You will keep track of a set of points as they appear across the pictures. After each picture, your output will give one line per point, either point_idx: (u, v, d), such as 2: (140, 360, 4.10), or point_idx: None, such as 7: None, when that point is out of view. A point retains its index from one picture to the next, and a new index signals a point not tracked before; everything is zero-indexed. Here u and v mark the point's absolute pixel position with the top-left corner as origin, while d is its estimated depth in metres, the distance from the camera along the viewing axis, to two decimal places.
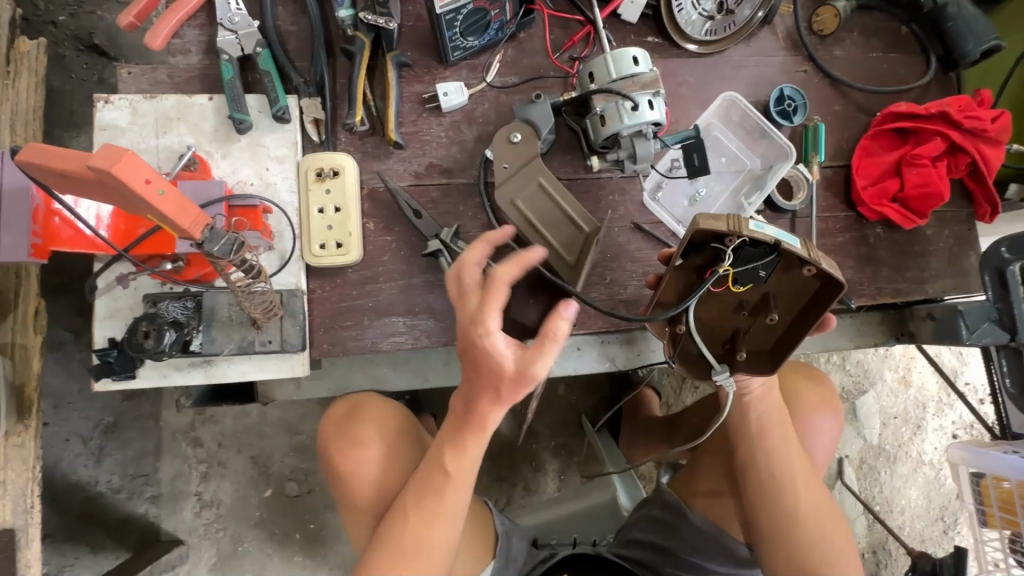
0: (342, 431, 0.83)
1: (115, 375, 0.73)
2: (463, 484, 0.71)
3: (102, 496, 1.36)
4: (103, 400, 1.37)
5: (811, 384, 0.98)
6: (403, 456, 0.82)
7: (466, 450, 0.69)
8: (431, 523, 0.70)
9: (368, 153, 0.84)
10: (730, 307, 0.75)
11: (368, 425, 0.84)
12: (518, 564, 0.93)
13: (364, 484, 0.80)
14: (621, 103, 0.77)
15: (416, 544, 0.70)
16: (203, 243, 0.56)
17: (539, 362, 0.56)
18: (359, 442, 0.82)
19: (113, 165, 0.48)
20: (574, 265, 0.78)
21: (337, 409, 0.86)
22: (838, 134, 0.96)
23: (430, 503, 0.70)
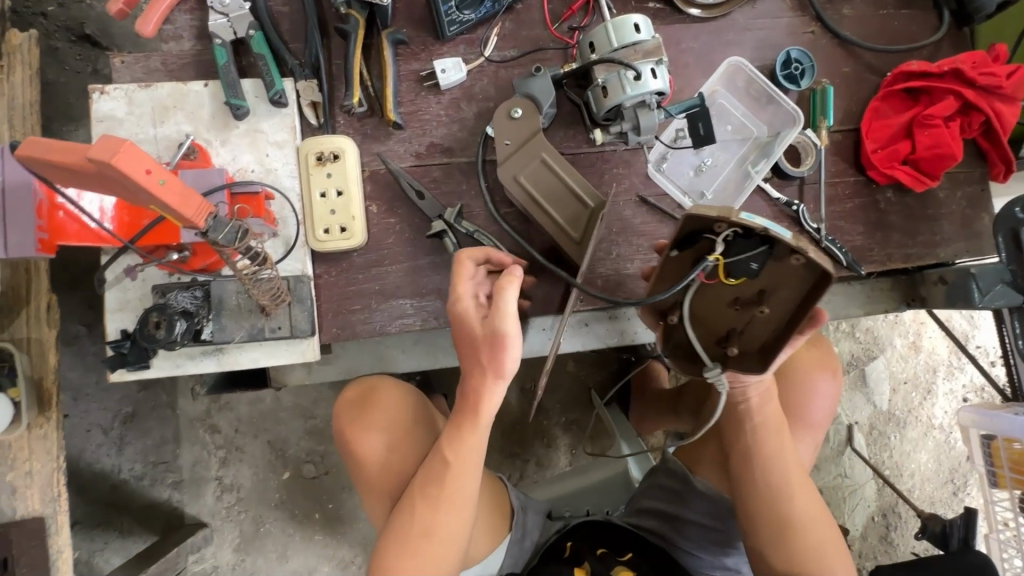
0: (353, 417, 0.84)
1: (130, 366, 0.74)
2: (470, 467, 0.72)
3: (127, 483, 1.40)
4: (121, 391, 1.40)
5: (808, 346, 0.95)
6: (415, 439, 0.83)
7: (471, 435, 0.71)
8: (438, 510, 0.71)
9: (367, 135, 0.83)
10: (726, 299, 0.74)
11: (379, 410, 0.84)
12: (534, 535, 0.95)
13: (378, 467, 0.81)
14: (624, 73, 0.76)
15: (422, 531, 0.71)
16: (208, 232, 0.56)
17: (494, 315, 0.63)
18: (371, 427, 0.83)
19: (114, 156, 0.47)
20: (580, 241, 0.77)
21: (350, 393, 0.87)
22: (848, 97, 0.93)
23: (435, 488, 0.72)
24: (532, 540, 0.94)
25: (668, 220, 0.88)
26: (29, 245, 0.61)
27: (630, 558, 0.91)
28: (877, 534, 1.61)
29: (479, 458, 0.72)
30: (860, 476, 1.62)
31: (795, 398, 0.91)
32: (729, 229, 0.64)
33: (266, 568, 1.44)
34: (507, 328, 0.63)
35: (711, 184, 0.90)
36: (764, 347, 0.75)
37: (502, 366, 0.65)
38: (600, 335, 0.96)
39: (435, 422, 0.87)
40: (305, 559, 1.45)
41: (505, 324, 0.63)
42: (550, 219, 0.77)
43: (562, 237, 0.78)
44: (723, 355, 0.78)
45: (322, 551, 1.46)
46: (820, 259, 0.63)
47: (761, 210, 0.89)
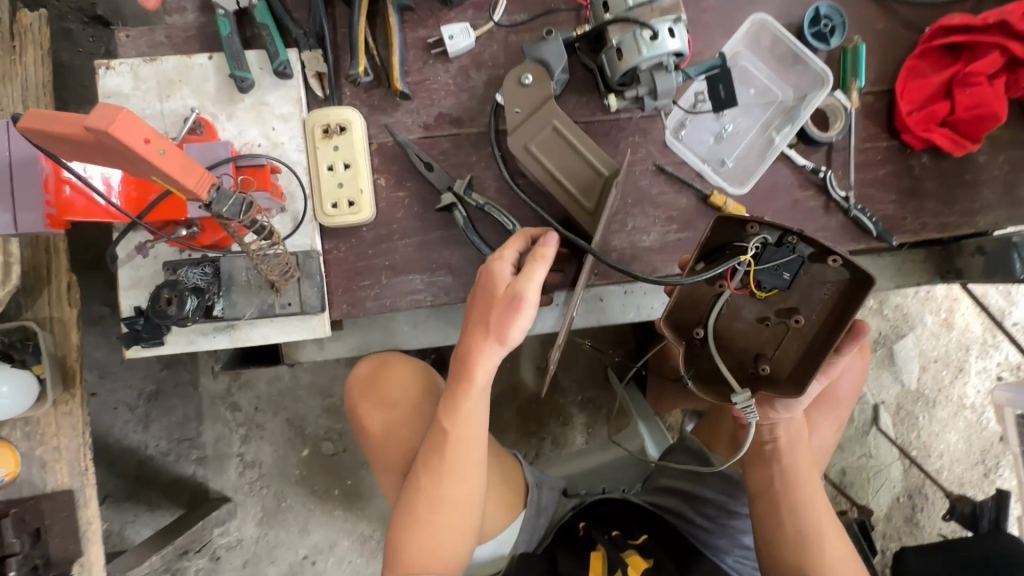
0: (362, 391, 0.85)
1: (145, 342, 0.75)
2: (470, 438, 0.70)
3: (154, 459, 1.44)
4: (144, 369, 1.43)
5: None
6: (422, 412, 0.82)
7: (464, 405, 0.69)
8: (441, 481, 0.70)
9: (375, 107, 0.81)
10: (756, 316, 0.73)
11: (388, 384, 0.84)
12: (549, 512, 0.94)
13: (389, 442, 0.82)
14: (640, 33, 0.72)
15: (428, 505, 0.70)
16: (212, 204, 0.55)
17: (526, 279, 0.63)
18: (379, 401, 0.83)
19: (109, 124, 0.46)
20: (593, 212, 0.74)
21: (361, 366, 0.87)
22: (882, 55, 0.87)
23: (436, 461, 0.71)
24: (547, 518, 0.93)
25: (687, 190, 0.84)
26: (36, 220, 0.61)
27: (643, 541, 0.89)
28: (902, 515, 1.57)
29: (480, 427, 0.71)
30: (885, 456, 1.58)
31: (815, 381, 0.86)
32: (762, 228, 0.67)
33: (289, 542, 1.48)
34: (528, 295, 0.63)
35: (732, 151, 0.86)
36: (797, 367, 0.71)
37: (507, 334, 0.65)
38: (616, 310, 0.93)
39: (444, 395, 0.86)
40: (326, 534, 1.49)
41: (528, 290, 0.63)
42: (562, 188, 0.74)
43: (575, 208, 0.75)
44: (752, 378, 0.74)
45: (342, 525, 1.49)
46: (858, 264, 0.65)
47: (785, 178, 0.85)
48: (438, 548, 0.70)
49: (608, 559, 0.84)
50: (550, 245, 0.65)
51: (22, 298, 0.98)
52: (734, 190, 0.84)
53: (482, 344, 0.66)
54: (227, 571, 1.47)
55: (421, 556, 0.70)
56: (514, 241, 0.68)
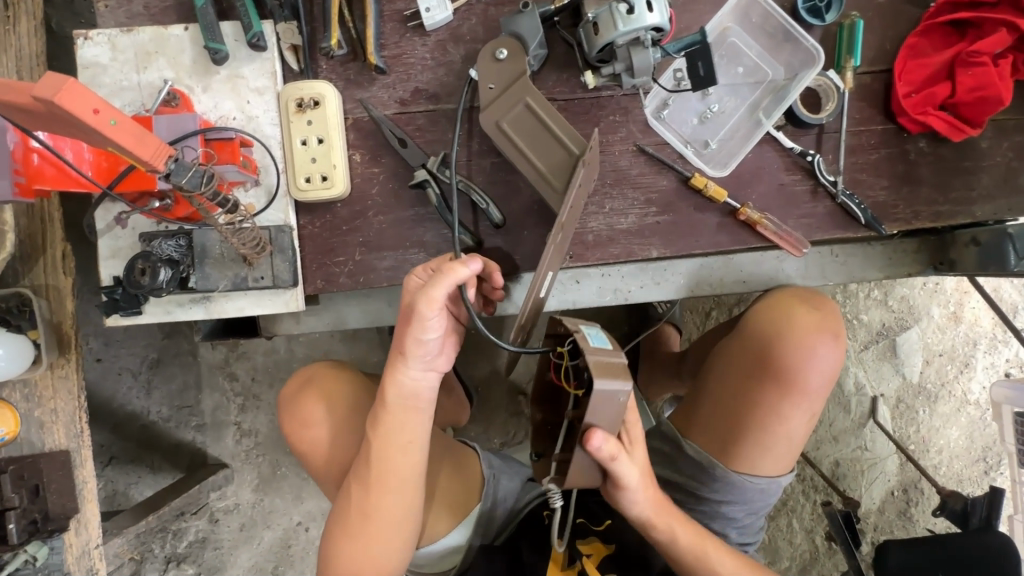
0: (290, 410, 0.86)
1: (123, 311, 0.77)
2: (394, 451, 0.71)
3: (156, 424, 1.50)
4: (146, 338, 1.48)
5: (809, 308, 0.83)
6: (355, 421, 0.84)
7: (387, 420, 0.69)
8: (370, 492, 0.71)
9: (351, 81, 0.80)
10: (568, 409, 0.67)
11: (316, 399, 0.85)
12: (508, 502, 0.94)
13: (322, 454, 0.83)
14: (616, 7, 0.69)
15: (359, 513, 0.72)
16: (171, 175, 0.56)
17: (423, 296, 0.61)
18: (308, 419, 0.85)
19: (57, 93, 0.46)
20: (562, 191, 0.72)
21: (289, 386, 0.90)
22: (882, 32, 0.83)
23: (364, 470, 0.71)
24: (507, 508, 0.94)
25: (668, 172, 0.82)
26: (5, 189, 0.60)
27: (607, 527, 0.90)
28: (895, 508, 1.56)
29: (406, 441, 0.71)
30: (881, 449, 1.55)
31: (787, 363, 0.79)
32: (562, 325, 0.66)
33: (283, 508, 1.53)
34: (424, 310, 0.62)
35: (716, 133, 0.83)
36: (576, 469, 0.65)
37: (415, 348, 0.65)
38: (593, 293, 0.90)
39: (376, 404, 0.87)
40: (319, 502, 1.54)
41: (429, 305, 0.62)
42: (532, 167, 0.72)
43: (545, 188, 0.72)
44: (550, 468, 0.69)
45: None
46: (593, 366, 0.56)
47: (771, 162, 0.82)
48: (373, 553, 0.73)
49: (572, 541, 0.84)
50: (465, 265, 0.63)
51: (18, 265, 1.01)
52: (717, 173, 0.81)
53: (397, 362, 0.67)
54: (225, 533, 1.53)
55: (359, 561, 0.73)
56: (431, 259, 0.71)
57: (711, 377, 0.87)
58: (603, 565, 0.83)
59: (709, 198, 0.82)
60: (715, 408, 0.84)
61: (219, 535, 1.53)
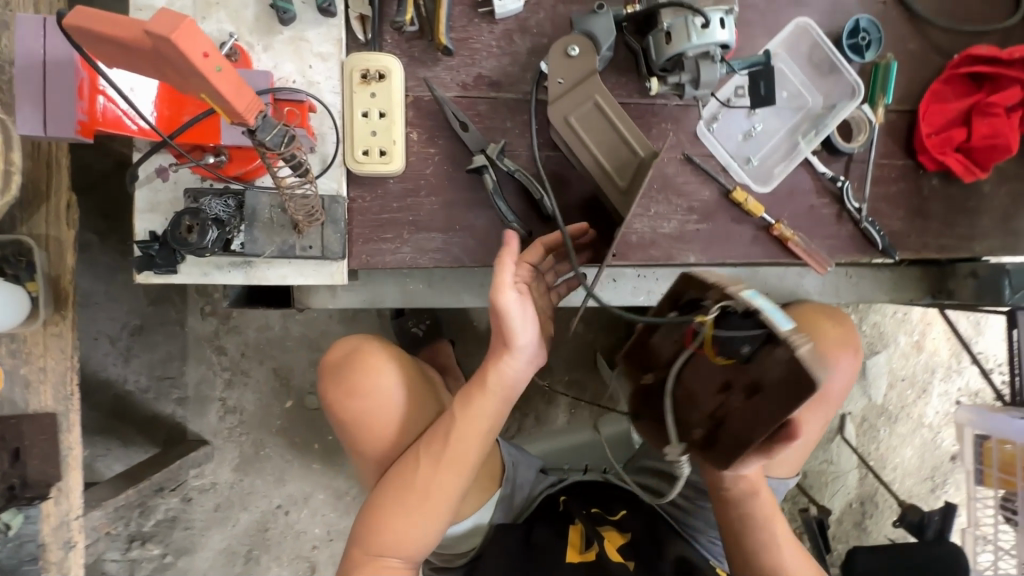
0: (339, 375, 0.82)
1: (157, 269, 0.73)
2: (471, 434, 0.74)
3: (131, 395, 1.41)
4: (130, 302, 1.39)
5: (832, 322, 0.88)
6: (416, 402, 0.83)
7: (477, 402, 0.74)
8: (439, 470, 0.74)
9: (414, 58, 0.79)
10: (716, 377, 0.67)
11: (369, 369, 0.82)
12: (525, 490, 0.98)
13: (368, 426, 0.81)
14: (691, 19, 0.72)
15: (422, 487, 0.74)
16: (256, 131, 0.55)
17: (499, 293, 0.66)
18: (358, 390, 0.81)
19: (171, 32, 0.44)
20: (625, 190, 0.73)
21: (339, 348, 0.85)
22: (910, 75, 0.90)
23: (438, 448, 0.74)
24: (523, 497, 0.97)
25: (711, 182, 0.86)
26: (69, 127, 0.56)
27: (621, 517, 0.96)
28: (852, 519, 1.67)
29: (485, 427, 0.75)
30: (845, 463, 1.66)
31: None
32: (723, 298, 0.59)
33: (263, 490, 1.48)
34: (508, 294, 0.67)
35: (758, 151, 0.88)
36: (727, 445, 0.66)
37: (514, 338, 0.70)
38: (626, 292, 0.94)
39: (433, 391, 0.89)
40: (301, 486, 1.50)
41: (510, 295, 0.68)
42: (597, 163, 0.74)
43: (608, 186, 0.74)
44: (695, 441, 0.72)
45: (319, 479, 1.50)
46: (807, 359, 0.53)
47: (806, 185, 0.88)
48: (421, 530, 0.74)
49: (586, 531, 0.91)
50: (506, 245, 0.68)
51: (17, 212, 0.94)
52: (759, 189, 0.86)
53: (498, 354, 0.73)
54: (198, 513, 1.46)
55: (404, 537, 0.74)
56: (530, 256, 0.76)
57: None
58: (622, 550, 0.89)
59: (746, 212, 0.86)
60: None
61: (190, 515, 1.46)
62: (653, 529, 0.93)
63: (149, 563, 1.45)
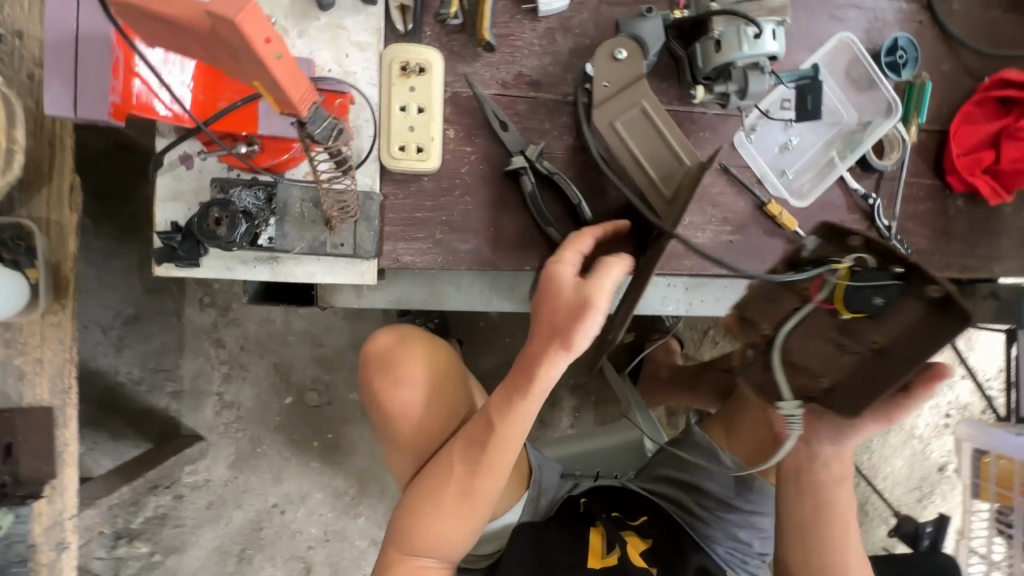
0: (381, 368, 0.81)
1: (178, 262, 0.69)
2: (510, 441, 0.72)
3: (122, 387, 1.35)
4: (125, 290, 1.33)
5: None
6: (452, 400, 0.82)
7: (520, 407, 0.71)
8: (477, 474, 0.72)
9: (454, 53, 0.76)
10: (833, 334, 0.74)
11: (408, 360, 0.81)
12: (549, 494, 0.96)
13: (407, 420, 0.81)
14: (744, 29, 0.71)
15: (459, 491, 0.73)
16: (306, 123, 0.52)
17: (597, 290, 0.64)
18: (402, 385, 0.80)
19: (237, 14, 0.41)
20: (670, 199, 0.72)
21: (380, 339, 0.84)
22: (942, 96, 0.90)
23: (476, 451, 0.72)
24: (547, 501, 0.95)
25: (746, 194, 0.85)
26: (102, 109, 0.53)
27: (642, 522, 0.95)
28: None
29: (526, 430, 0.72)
30: None
31: None
32: (866, 246, 0.67)
33: (259, 488, 1.44)
34: (596, 301, 0.64)
35: (793, 164, 0.87)
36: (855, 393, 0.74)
37: (577, 341, 0.65)
38: (657, 300, 0.92)
39: (467, 385, 0.86)
40: (299, 484, 1.46)
41: (598, 295, 0.64)
42: (641, 169, 0.73)
43: (652, 194, 0.72)
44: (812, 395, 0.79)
45: (317, 477, 1.46)
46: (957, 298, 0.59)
47: (838, 202, 0.87)
48: (455, 532, 0.74)
49: (608, 534, 0.91)
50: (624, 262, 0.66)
51: (16, 192, 0.88)
52: (796, 203, 0.86)
53: (548, 351, 0.68)
54: (190, 510, 1.41)
55: (439, 537, 0.74)
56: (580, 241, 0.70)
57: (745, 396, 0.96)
58: (645, 555, 0.89)
59: (780, 225, 0.85)
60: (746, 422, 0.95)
61: (181, 513, 1.41)
62: (674, 535, 0.94)
63: (136, 561, 1.39)
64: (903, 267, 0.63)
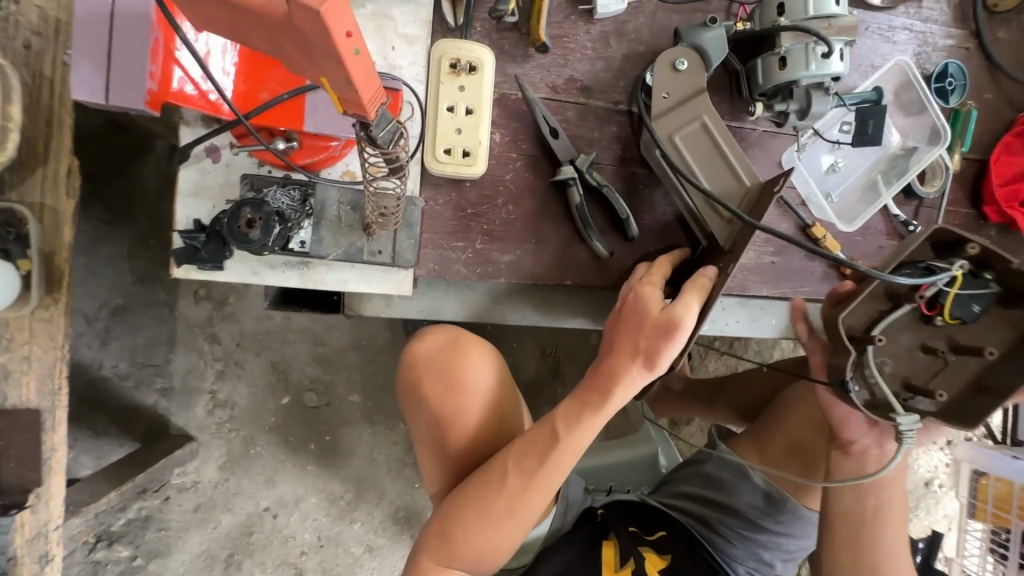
0: (431, 369, 0.78)
1: (200, 264, 0.64)
2: (568, 457, 0.69)
3: (108, 381, 1.25)
4: (114, 278, 1.23)
5: None
6: (502, 409, 0.79)
7: (585, 422, 0.68)
8: (528, 488, 0.69)
9: (504, 52, 0.73)
10: (922, 339, 0.70)
11: (462, 365, 0.77)
12: (575, 507, 0.93)
13: (453, 425, 0.77)
14: (813, 46, 0.68)
15: (506, 503, 0.69)
16: (371, 126, 0.47)
17: (682, 307, 0.63)
18: (453, 388, 0.77)
19: (322, 4, 0.35)
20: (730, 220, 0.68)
21: (430, 341, 0.79)
22: (982, 125, 0.90)
23: (532, 464, 0.69)
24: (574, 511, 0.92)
25: (790, 215, 0.83)
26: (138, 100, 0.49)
27: (660, 537, 0.92)
28: None
29: (584, 446, 0.69)
30: None
31: None
32: (979, 254, 0.65)
33: (250, 491, 1.34)
34: (684, 321, 0.62)
35: (838, 186, 0.86)
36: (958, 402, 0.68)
37: (659, 360, 0.64)
38: None
39: (515, 394, 0.83)
40: (293, 488, 1.36)
41: (686, 317, 0.62)
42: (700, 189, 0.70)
43: (708, 214, 0.69)
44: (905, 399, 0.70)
45: (313, 481, 1.37)
46: None
47: (878, 227, 0.86)
48: (493, 546, 0.70)
49: (622, 547, 0.88)
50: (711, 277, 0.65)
51: (6, 173, 0.76)
52: (843, 228, 0.84)
53: (628, 366, 0.66)
54: (176, 513, 1.30)
55: (477, 549, 0.69)
56: (661, 268, 0.70)
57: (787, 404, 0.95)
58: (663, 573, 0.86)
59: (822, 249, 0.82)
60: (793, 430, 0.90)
61: (167, 515, 1.30)
62: (691, 544, 0.91)
63: (116, 566, 1.27)
64: (996, 274, 0.67)
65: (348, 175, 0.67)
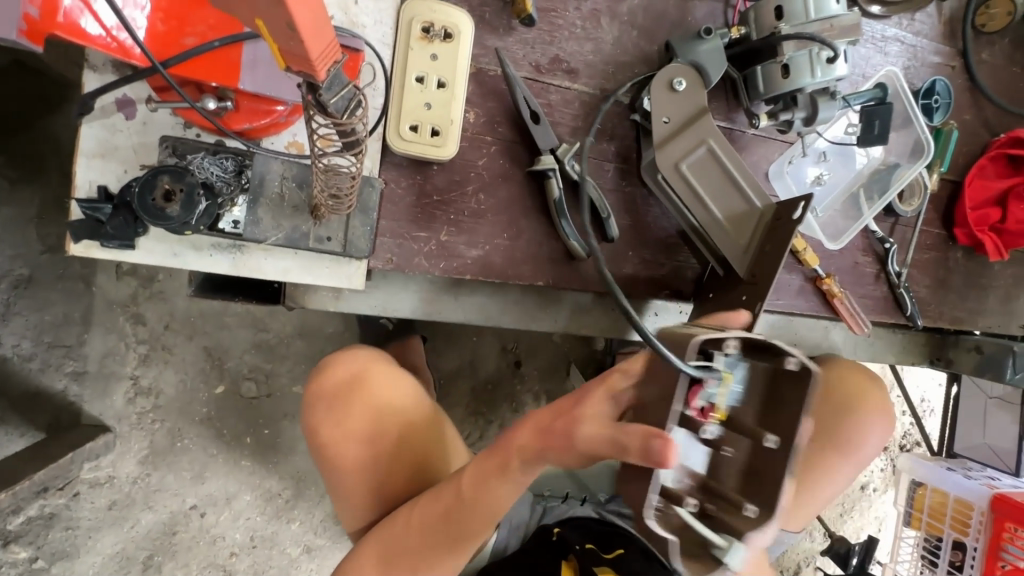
0: (331, 406, 0.71)
1: (105, 240, 0.53)
2: (477, 523, 0.60)
3: (7, 363, 1.07)
4: (17, 243, 1.06)
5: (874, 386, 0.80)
6: (413, 447, 0.72)
7: (495, 491, 0.57)
8: (429, 551, 0.61)
9: (484, 22, 0.65)
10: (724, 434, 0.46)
11: (365, 402, 0.71)
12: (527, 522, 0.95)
13: (356, 469, 0.70)
14: (817, 53, 0.64)
15: (410, 564, 0.62)
16: (323, 91, 0.38)
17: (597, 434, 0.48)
18: (354, 431, 0.70)
19: None
20: (746, 248, 0.65)
21: (332, 377, 0.72)
22: (958, 146, 0.89)
23: (437, 523, 0.61)
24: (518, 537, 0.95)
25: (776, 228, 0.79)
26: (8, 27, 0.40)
27: (618, 555, 0.81)
28: None
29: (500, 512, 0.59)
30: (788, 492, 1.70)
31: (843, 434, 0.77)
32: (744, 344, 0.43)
33: (174, 487, 1.17)
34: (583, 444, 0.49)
35: (824, 200, 0.83)
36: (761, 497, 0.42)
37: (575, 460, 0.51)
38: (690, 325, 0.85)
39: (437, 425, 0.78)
40: (224, 484, 1.20)
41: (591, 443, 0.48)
42: (706, 211, 0.66)
43: (720, 238, 0.65)
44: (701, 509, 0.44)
45: (247, 478, 1.21)
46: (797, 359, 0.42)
47: (856, 245, 0.84)
48: None
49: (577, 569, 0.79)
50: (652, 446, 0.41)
51: None
52: (828, 245, 0.81)
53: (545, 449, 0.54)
54: (86, 511, 1.13)
55: None
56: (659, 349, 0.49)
57: (838, 433, 0.77)
58: None
59: (800, 261, 0.79)
60: (809, 470, 0.76)
61: (76, 514, 1.12)
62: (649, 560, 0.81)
63: (13, 569, 1.10)
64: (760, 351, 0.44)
65: (295, 147, 0.58)
